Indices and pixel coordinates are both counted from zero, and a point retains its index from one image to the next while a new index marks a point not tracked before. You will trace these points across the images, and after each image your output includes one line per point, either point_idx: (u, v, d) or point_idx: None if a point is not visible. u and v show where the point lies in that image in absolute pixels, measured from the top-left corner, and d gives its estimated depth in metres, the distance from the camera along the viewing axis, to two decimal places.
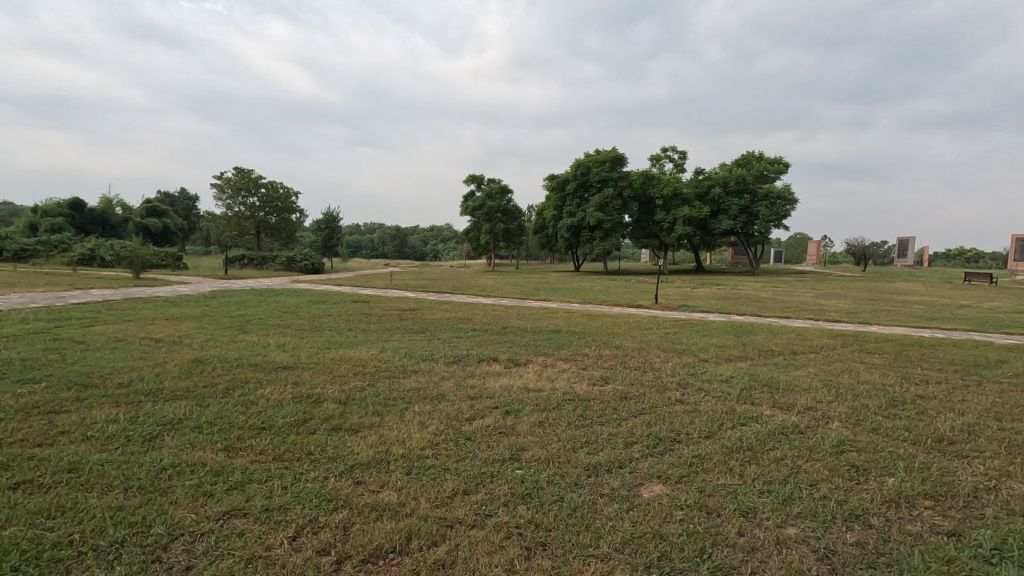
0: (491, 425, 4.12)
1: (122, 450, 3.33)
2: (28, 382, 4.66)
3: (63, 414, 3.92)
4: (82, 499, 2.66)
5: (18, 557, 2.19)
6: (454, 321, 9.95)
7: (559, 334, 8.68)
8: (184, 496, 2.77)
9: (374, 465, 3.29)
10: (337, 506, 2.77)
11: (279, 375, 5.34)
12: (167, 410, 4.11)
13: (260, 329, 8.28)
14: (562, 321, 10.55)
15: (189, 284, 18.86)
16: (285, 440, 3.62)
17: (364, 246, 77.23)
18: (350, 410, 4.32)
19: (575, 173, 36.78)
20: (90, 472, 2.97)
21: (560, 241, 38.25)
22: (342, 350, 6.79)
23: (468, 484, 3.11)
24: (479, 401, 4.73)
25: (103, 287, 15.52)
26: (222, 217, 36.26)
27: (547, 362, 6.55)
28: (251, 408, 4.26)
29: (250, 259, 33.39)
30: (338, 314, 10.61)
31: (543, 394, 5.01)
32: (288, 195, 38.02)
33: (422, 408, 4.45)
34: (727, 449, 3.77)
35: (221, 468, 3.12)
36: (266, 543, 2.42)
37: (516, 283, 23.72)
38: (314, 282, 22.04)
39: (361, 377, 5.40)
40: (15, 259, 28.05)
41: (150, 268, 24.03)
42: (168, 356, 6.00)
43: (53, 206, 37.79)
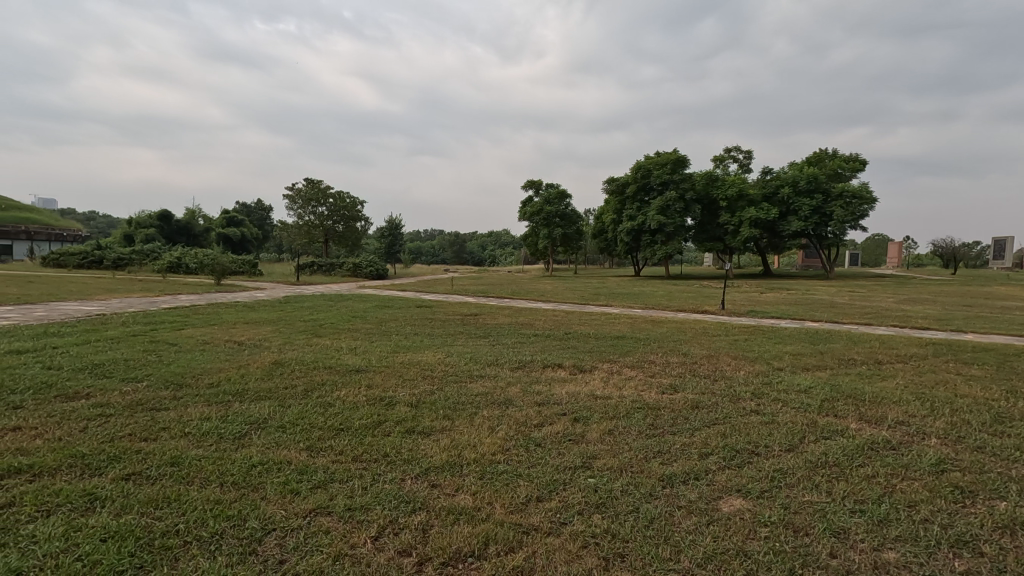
0: (561, 431, 4.10)
1: (215, 446, 3.55)
2: (133, 381, 5.07)
3: (163, 411, 4.24)
4: (185, 492, 2.86)
5: (133, 543, 2.38)
6: (517, 326, 10.01)
7: (623, 340, 8.55)
8: (274, 493, 2.92)
9: (448, 468, 3.35)
10: (415, 508, 2.83)
11: (353, 378, 5.57)
12: (253, 410, 4.36)
13: (333, 333, 8.64)
14: (625, 326, 10.36)
15: (264, 289, 20.03)
16: (361, 441, 3.75)
17: (425, 251, 79.16)
18: (422, 413, 4.43)
19: (635, 176, 36.23)
20: (189, 466, 3.20)
21: (619, 245, 37.72)
22: (410, 354, 6.97)
23: (542, 491, 3.10)
24: (547, 407, 4.72)
25: (189, 292, 16.70)
26: (294, 226, 38.18)
27: (613, 368, 6.46)
28: (330, 409, 4.45)
29: (319, 265, 34.78)
30: (404, 319, 10.92)
31: (612, 402, 4.94)
32: (354, 203, 39.60)
33: (491, 413, 4.50)
34: (812, 464, 3.58)
35: (305, 467, 3.27)
36: (351, 542, 2.50)
37: (575, 289, 23.62)
38: (380, 287, 22.74)
39: (431, 381, 5.53)
40: (113, 268, 30.69)
41: (229, 277, 25.58)
42: (251, 358, 6.39)
43: (146, 217, 41.00)
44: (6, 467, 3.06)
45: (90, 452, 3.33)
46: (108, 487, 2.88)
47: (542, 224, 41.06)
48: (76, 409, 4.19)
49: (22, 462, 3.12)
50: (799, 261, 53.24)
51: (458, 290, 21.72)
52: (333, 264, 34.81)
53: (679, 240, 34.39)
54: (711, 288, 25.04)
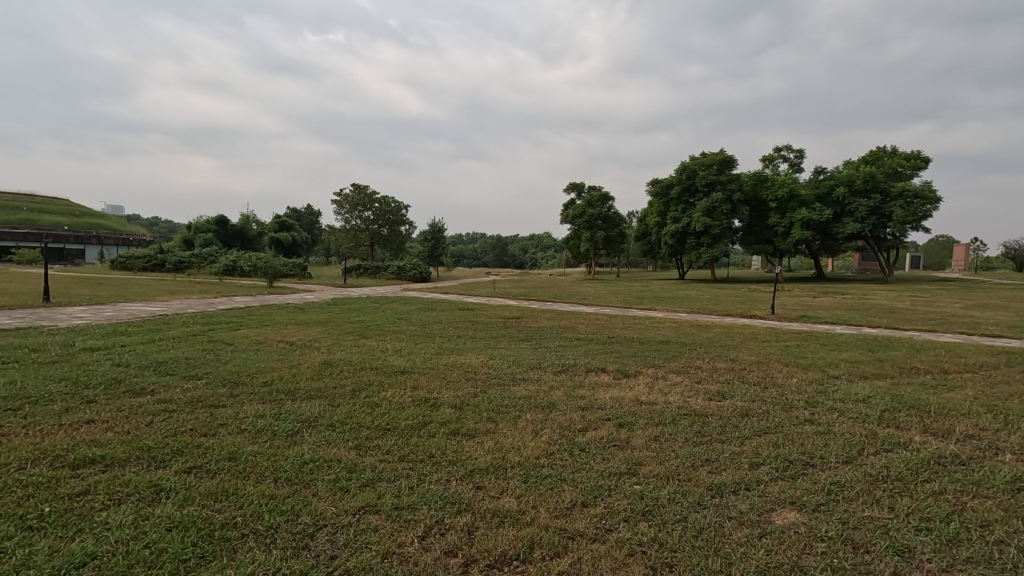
0: (605, 437, 4.05)
1: (269, 443, 3.69)
2: (193, 378, 5.34)
3: (221, 408, 4.44)
4: (242, 486, 2.99)
5: (195, 534, 2.49)
6: (560, 330, 10.00)
7: (668, 345, 8.38)
8: (324, 490, 3.00)
9: (493, 470, 3.37)
10: (461, 509, 2.86)
11: (399, 379, 5.67)
12: (304, 408, 4.51)
13: (379, 335, 8.85)
14: (670, 331, 10.17)
15: (313, 292, 20.68)
16: (408, 441, 3.82)
17: (467, 255, 80.02)
18: (466, 415, 4.47)
19: (680, 177, 35.56)
20: (245, 462, 3.34)
21: (663, 248, 37.05)
22: (454, 356, 7.06)
23: (587, 496, 3.08)
24: (591, 412, 4.68)
25: (243, 294, 17.44)
26: (341, 230, 39.32)
27: (658, 374, 6.34)
28: (377, 409, 4.55)
29: (365, 268, 35.66)
30: (447, 321, 11.05)
31: (657, 408, 4.84)
32: (399, 208, 40.40)
33: (534, 416, 4.50)
34: (871, 477, 3.41)
35: (355, 465, 3.35)
36: (398, 540, 2.55)
37: (617, 292, 23.36)
38: (424, 290, 23.14)
39: (475, 383, 5.58)
40: (174, 270, 32.36)
41: (280, 279, 26.58)
42: (302, 358, 6.61)
43: (204, 223, 43.06)
44: (81, 457, 3.27)
45: (156, 445, 3.52)
46: (172, 479, 3.04)
47: (584, 227, 40.80)
48: (142, 404, 4.44)
49: (96, 452, 3.34)
50: (855, 264, 50.88)
51: (500, 293, 21.84)
52: (378, 267, 35.56)
53: (726, 242, 33.46)
54: (762, 288, 27.22)
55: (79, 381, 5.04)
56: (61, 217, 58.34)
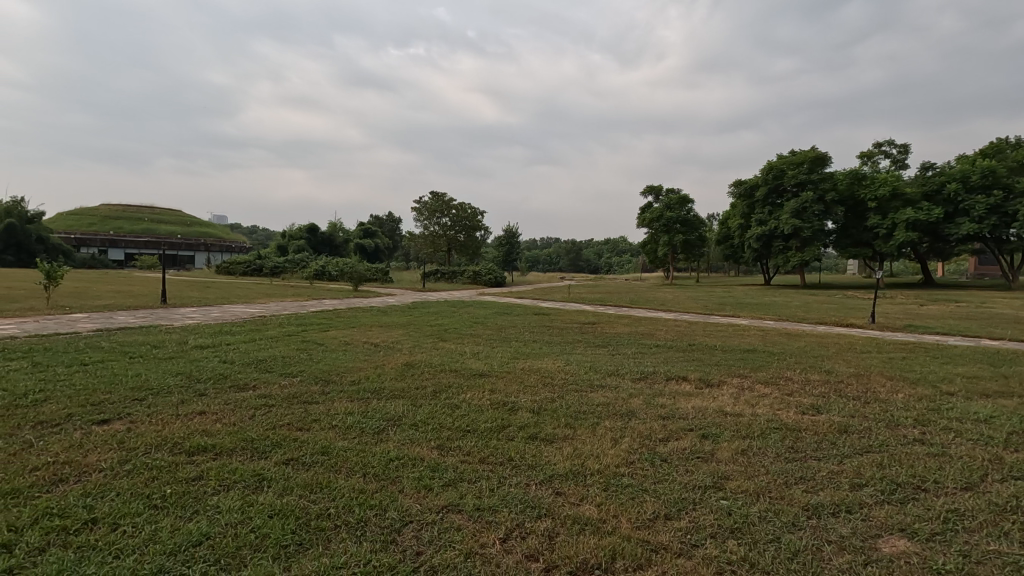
0: (687, 448, 3.90)
1: (358, 439, 3.88)
2: (288, 375, 5.73)
3: (314, 404, 4.72)
4: (334, 480, 3.15)
5: (294, 522, 2.66)
6: (638, 336, 9.78)
7: (754, 354, 7.94)
8: (409, 487, 3.11)
9: (571, 477, 3.34)
10: (541, 513, 2.87)
11: (477, 382, 5.78)
12: (389, 407, 4.70)
13: (458, 338, 9.09)
14: (756, 339, 9.65)
15: (395, 295, 21.62)
16: (488, 443, 3.88)
17: (542, 259, 80.29)
18: (544, 420, 4.46)
19: (766, 177, 33.85)
20: (337, 456, 3.53)
21: (747, 253, 35.31)
22: (530, 360, 7.10)
23: (670, 509, 2.98)
24: (672, 422, 4.53)
25: (332, 298, 18.50)
26: (420, 236, 40.77)
27: (744, 385, 6.02)
28: (457, 411, 4.66)
29: (443, 273, 36.74)
30: (522, 326, 11.09)
31: (744, 420, 4.60)
32: (475, 214, 41.16)
33: (613, 424, 4.42)
34: (995, 507, 3.05)
35: (437, 464, 3.45)
36: (481, 540, 2.60)
37: (698, 298, 22.50)
38: (500, 295, 23.41)
39: (552, 389, 5.57)
40: (271, 275, 34.97)
41: (364, 284, 27.93)
42: (386, 359, 6.91)
43: (298, 231, 46.21)
44: (195, 445, 3.59)
45: (258, 437, 3.80)
46: (272, 469, 3.26)
47: (662, 231, 39.69)
48: (246, 398, 4.81)
49: (208, 441, 3.65)
50: (971, 269, 45.85)
51: (575, 298, 21.73)
52: (455, 272, 36.40)
53: (818, 245, 31.29)
54: (863, 288, 30.01)
55: (192, 376, 5.55)
56: (176, 226, 64.70)
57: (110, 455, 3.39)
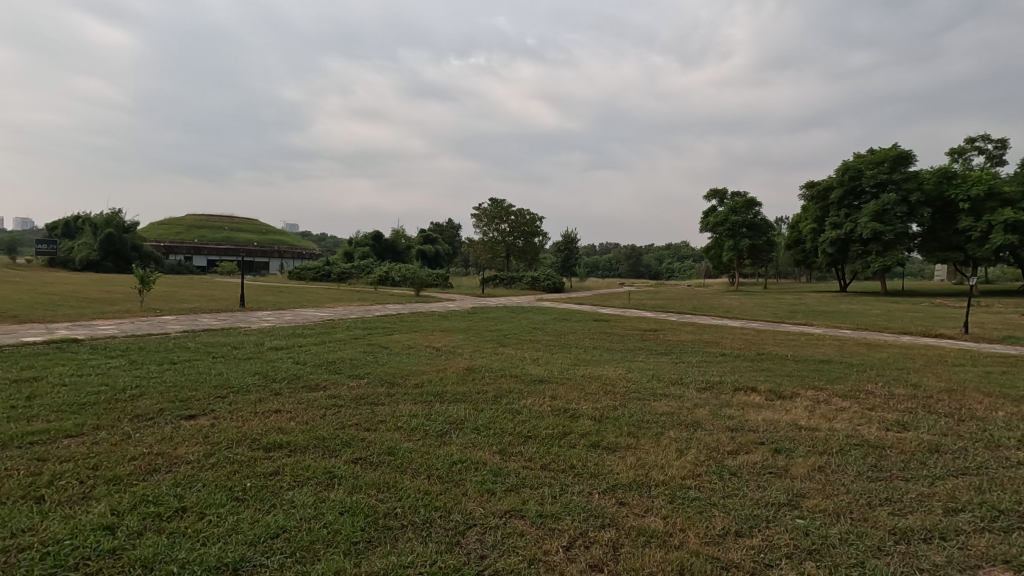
0: (759, 462, 3.73)
1: (423, 441, 3.97)
2: (356, 377, 5.94)
3: (380, 405, 4.87)
4: (400, 480, 3.24)
5: (363, 519, 2.75)
6: (702, 344, 9.46)
7: (830, 365, 7.48)
8: (472, 490, 3.15)
9: (636, 488, 3.27)
10: (604, 523, 2.82)
11: (538, 388, 5.76)
12: (452, 410, 4.77)
13: (517, 343, 9.11)
14: (832, 349, 9.09)
15: (455, 301, 21.96)
16: (550, 449, 3.87)
17: (601, 265, 79.41)
18: (606, 429, 4.39)
19: (841, 178, 32.03)
20: (403, 456, 3.63)
21: (820, 258, 33.43)
22: (591, 367, 7.01)
23: (741, 525, 2.85)
24: (741, 434, 4.34)
25: (394, 302, 19.06)
26: (480, 243, 41.29)
27: (820, 397, 5.68)
28: (518, 416, 4.67)
29: (501, 278, 37.01)
30: (582, 332, 10.97)
31: (820, 435, 4.34)
32: (534, 220, 41.18)
33: (677, 435, 4.29)
34: None
35: (499, 469, 3.48)
36: (544, 547, 2.58)
37: (766, 305, 21.51)
38: (558, 300, 23.30)
39: (613, 396, 5.47)
40: (338, 280, 36.48)
41: (425, 289, 28.58)
42: (448, 363, 7.04)
43: (363, 238, 48.00)
44: (273, 441, 3.79)
45: (329, 436, 3.96)
46: (342, 467, 3.39)
47: (727, 235, 38.27)
48: (317, 398, 5.04)
49: (283, 438, 3.85)
50: None
51: (635, 304, 21.30)
52: (513, 277, 36.60)
53: (901, 250, 29.18)
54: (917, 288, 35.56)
55: (268, 376, 5.87)
56: (253, 235, 68.73)
57: (197, 448, 3.64)
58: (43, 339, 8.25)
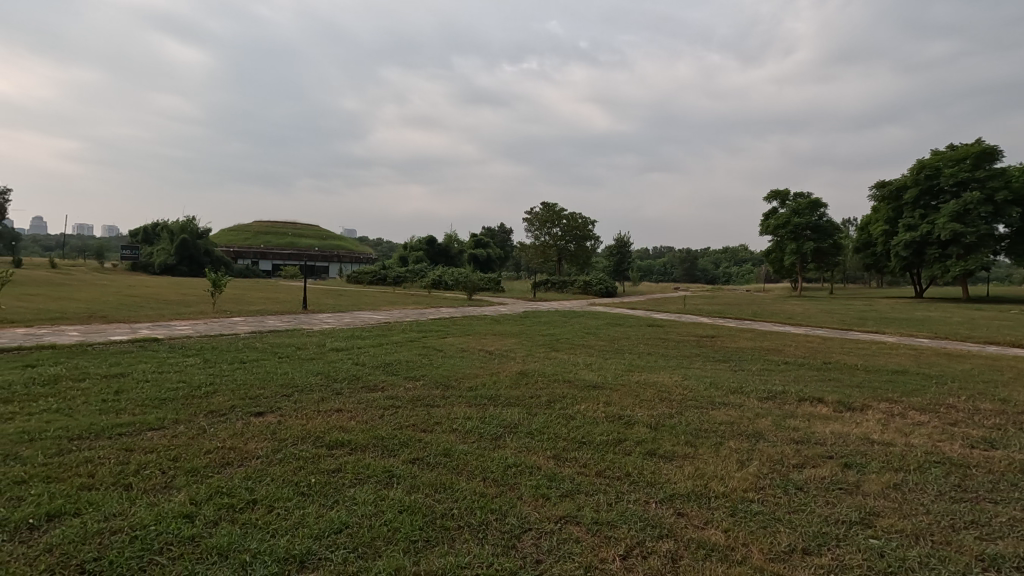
0: (827, 477, 3.54)
1: (478, 443, 4.02)
2: (413, 379, 6.08)
3: (436, 407, 4.97)
4: (456, 481, 3.29)
5: (421, 519, 2.81)
6: (762, 352, 9.11)
7: (905, 376, 7.01)
8: (528, 494, 3.16)
9: (694, 498, 3.18)
10: (662, 534, 2.76)
11: (591, 394, 5.70)
12: (506, 414, 4.80)
13: (569, 348, 9.06)
14: (907, 359, 8.51)
15: (506, 304, 22.10)
16: (604, 456, 3.83)
17: (655, 269, 77.83)
18: (662, 437, 4.30)
19: (916, 177, 30.10)
20: (458, 458, 3.68)
21: (893, 262, 31.44)
22: (646, 374, 6.89)
23: (809, 543, 2.72)
24: (808, 447, 4.14)
25: (448, 306, 19.37)
26: (531, 247, 41.37)
27: (894, 410, 5.33)
28: (572, 422, 4.65)
29: (553, 282, 36.90)
30: (636, 338, 10.78)
31: (895, 451, 4.08)
32: (586, 223, 40.89)
33: (738, 445, 4.13)
34: None
35: (554, 474, 3.47)
36: (600, 555, 2.56)
37: (833, 311, 20.45)
38: (611, 305, 22.99)
39: (670, 404, 5.35)
40: (394, 284, 37.45)
41: (477, 293, 28.94)
42: (501, 366, 7.08)
43: (417, 242, 49.11)
44: (335, 440, 3.94)
45: (388, 436, 4.08)
46: (400, 467, 3.48)
47: (788, 238, 36.70)
48: (376, 399, 5.19)
49: (344, 437, 3.98)
50: None
51: (692, 309, 20.73)
52: (565, 282, 36.46)
53: (985, 253, 27.03)
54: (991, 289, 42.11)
55: (330, 376, 6.11)
56: (315, 240, 71.74)
57: (266, 444, 3.82)
58: (128, 338, 8.89)
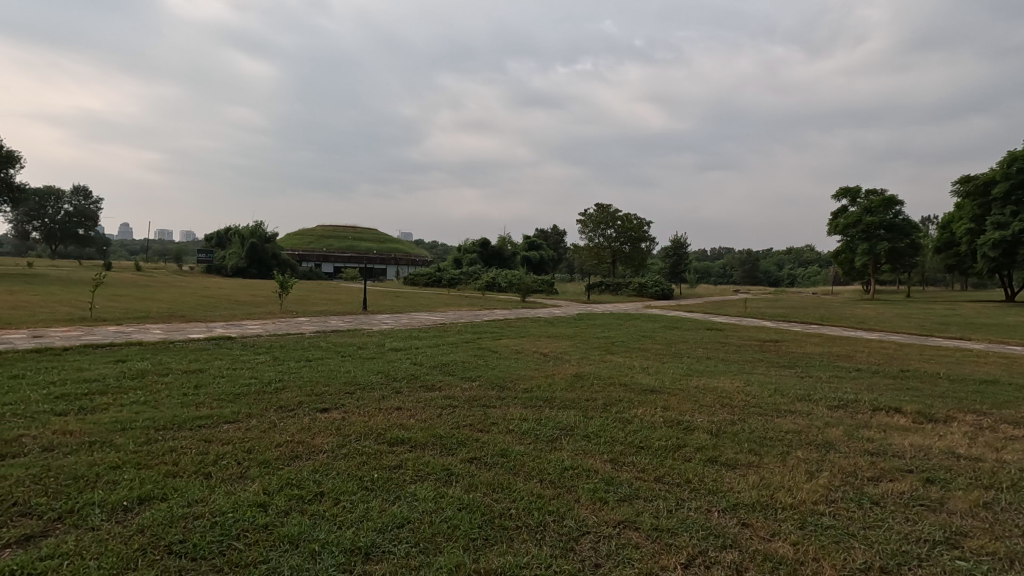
0: (906, 492, 3.33)
1: (534, 445, 4.03)
2: (469, 380, 6.17)
3: (492, 408, 5.02)
4: (513, 482, 3.32)
5: (480, 518, 2.84)
6: (832, 358, 8.64)
7: (996, 387, 6.46)
8: (585, 498, 3.13)
9: (760, 509, 3.06)
10: (726, 544, 2.67)
11: (648, 398, 5.59)
12: (562, 416, 4.79)
13: (625, 351, 8.94)
14: (996, 368, 7.85)
15: (560, 307, 22.10)
16: (663, 461, 3.75)
17: (713, 271, 75.50)
18: (724, 444, 4.16)
19: (1006, 170, 27.82)
20: (515, 459, 3.71)
21: (979, 263, 29.09)
22: (705, 378, 6.69)
23: (886, 561, 2.57)
24: (883, 460, 3.89)
25: (502, 308, 19.54)
26: (585, 249, 41.03)
27: (984, 424, 4.93)
28: (629, 426, 4.58)
29: (607, 285, 36.45)
30: (694, 341, 10.49)
31: (983, 467, 3.78)
32: (641, 225, 40.15)
33: (806, 456, 3.95)
34: None
35: (611, 478, 3.43)
36: (660, 563, 2.50)
37: (910, 315, 19.17)
38: (668, 308, 22.48)
39: (731, 410, 5.17)
40: (448, 286, 38.10)
41: (530, 295, 29.04)
42: (556, 369, 7.07)
43: (471, 245, 49.74)
44: (395, 437, 4.05)
45: (446, 435, 4.15)
46: (459, 466, 3.54)
47: (859, 238, 34.69)
48: (434, 398, 5.30)
49: (404, 435, 4.10)
50: None
51: (753, 313, 19.96)
52: (619, 284, 35.93)
53: None
54: None
55: (390, 375, 6.29)
56: (373, 244, 74.11)
57: (331, 440, 3.98)
58: (205, 337, 9.47)
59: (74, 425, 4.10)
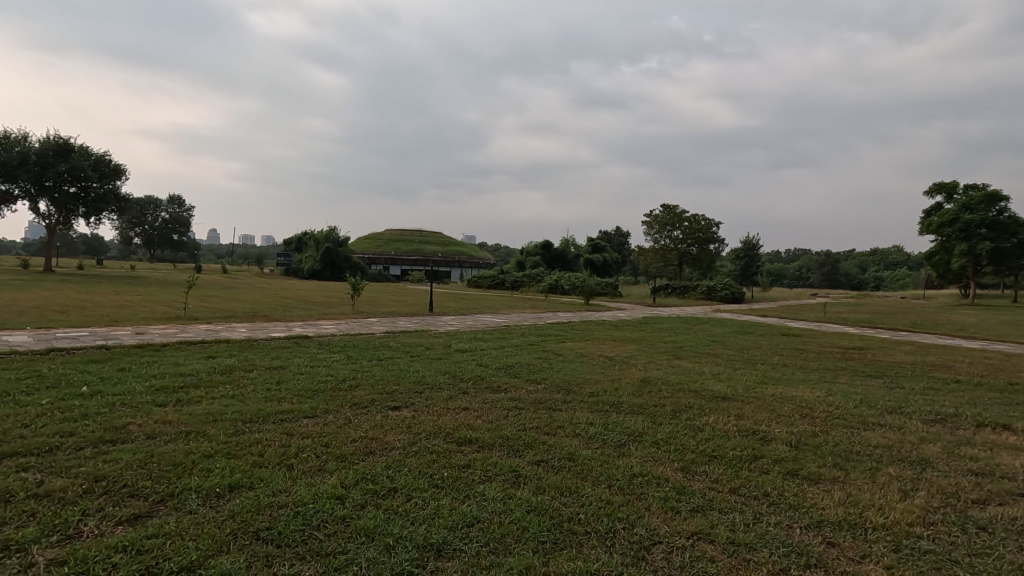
0: (1018, 518, 3.01)
1: (601, 450, 3.97)
2: (534, 382, 6.17)
3: (558, 411, 4.99)
4: (581, 486, 3.28)
5: (548, 521, 2.83)
6: (925, 368, 7.97)
7: None
8: (656, 506, 3.05)
9: (847, 527, 2.87)
10: (810, 563, 2.52)
11: (720, 406, 5.37)
12: (630, 422, 4.69)
13: (694, 356, 8.66)
14: None
15: (625, 310, 21.71)
16: (738, 472, 3.59)
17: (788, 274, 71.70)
18: (804, 457, 3.93)
19: None
20: (582, 463, 3.67)
21: None
22: (782, 386, 6.35)
23: None
24: (990, 481, 3.54)
25: (565, 310, 19.48)
26: (650, 250, 40.12)
27: None
28: (700, 434, 4.42)
29: (673, 288, 35.48)
30: (768, 347, 10.01)
31: None
32: (709, 225, 38.77)
33: (899, 473, 3.66)
34: None
35: (683, 487, 3.32)
36: None
37: (1017, 322, 17.39)
38: (739, 312, 21.55)
39: (812, 421, 4.87)
40: (511, 288, 38.38)
41: (593, 298, 28.80)
42: (622, 373, 6.95)
43: (534, 248, 49.88)
44: (463, 437, 4.11)
45: (512, 436, 4.17)
46: (526, 467, 3.55)
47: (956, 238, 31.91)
48: (500, 399, 5.35)
49: (472, 435, 4.16)
50: None
51: (833, 317, 18.77)
52: (685, 287, 34.89)
53: None
54: None
55: (456, 376, 6.40)
56: (438, 247, 75.95)
57: (402, 437, 4.10)
58: (284, 335, 10.04)
59: (173, 416, 4.46)
